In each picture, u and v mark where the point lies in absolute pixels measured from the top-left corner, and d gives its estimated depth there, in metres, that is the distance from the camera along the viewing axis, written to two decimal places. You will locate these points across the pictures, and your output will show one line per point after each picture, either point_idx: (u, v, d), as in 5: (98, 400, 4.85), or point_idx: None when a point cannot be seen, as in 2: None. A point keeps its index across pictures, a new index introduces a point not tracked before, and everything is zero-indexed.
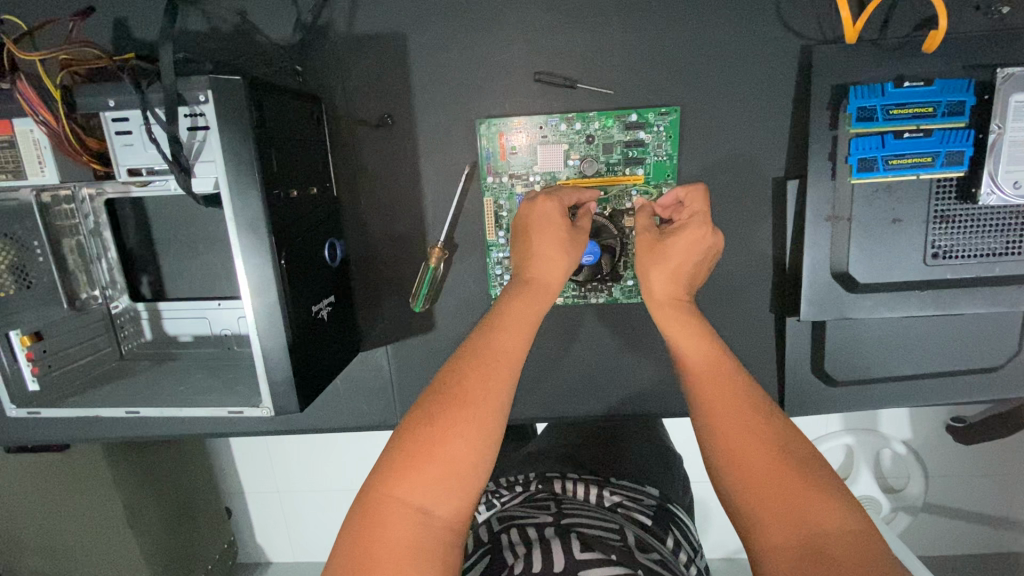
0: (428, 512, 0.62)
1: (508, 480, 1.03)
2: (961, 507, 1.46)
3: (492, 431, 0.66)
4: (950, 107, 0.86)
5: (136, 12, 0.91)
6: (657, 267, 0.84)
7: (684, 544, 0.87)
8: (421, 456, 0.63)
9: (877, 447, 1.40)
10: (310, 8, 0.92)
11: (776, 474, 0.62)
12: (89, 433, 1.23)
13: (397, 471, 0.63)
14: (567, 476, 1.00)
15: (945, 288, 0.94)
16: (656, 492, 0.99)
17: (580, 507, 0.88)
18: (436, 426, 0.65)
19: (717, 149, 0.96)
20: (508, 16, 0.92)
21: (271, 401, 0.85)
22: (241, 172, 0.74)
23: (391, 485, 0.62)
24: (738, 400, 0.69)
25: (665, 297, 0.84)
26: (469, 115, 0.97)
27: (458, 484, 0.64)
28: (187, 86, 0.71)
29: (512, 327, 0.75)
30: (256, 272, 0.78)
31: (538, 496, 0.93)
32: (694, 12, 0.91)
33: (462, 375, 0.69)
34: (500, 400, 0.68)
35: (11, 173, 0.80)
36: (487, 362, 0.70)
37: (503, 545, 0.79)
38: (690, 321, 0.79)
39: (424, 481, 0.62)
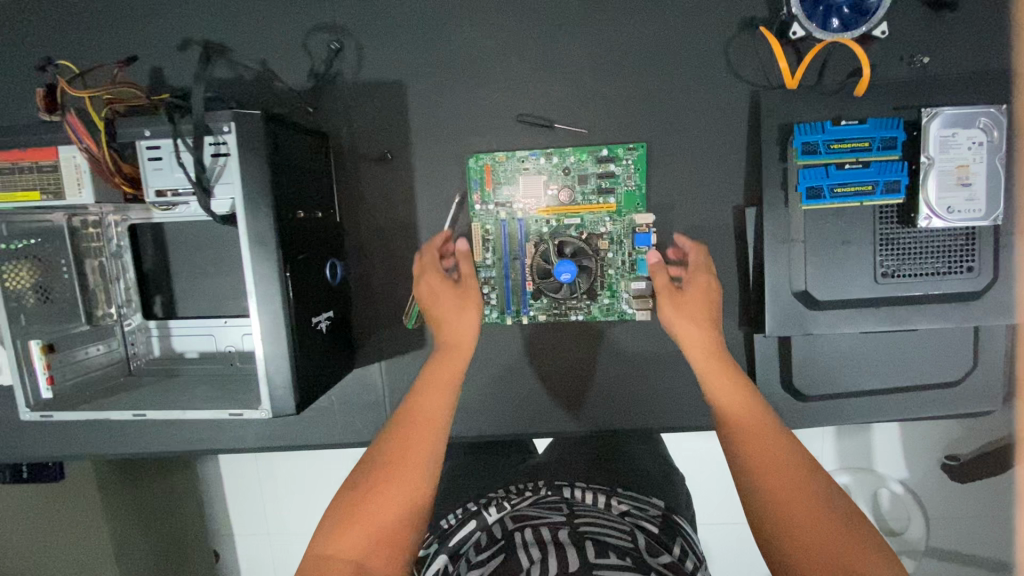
0: (363, 567, 0.69)
1: (518, 487, 1.06)
2: (963, 552, 1.47)
3: (419, 486, 0.76)
4: (884, 142, 0.97)
5: (172, 63, 1.05)
6: (683, 322, 0.93)
7: (691, 552, 0.90)
8: (352, 516, 0.72)
9: (874, 486, 1.46)
10: (322, 59, 1.06)
11: (814, 523, 0.66)
12: (89, 447, 1.29)
13: (334, 533, 0.72)
14: (576, 484, 1.04)
15: (894, 304, 1.02)
16: (662, 504, 1.04)
17: (592, 512, 0.92)
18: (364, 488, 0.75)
19: (681, 181, 1.07)
20: (492, 66, 1.06)
21: (270, 403, 0.90)
22: (257, 193, 0.84)
23: (327, 545, 0.71)
24: (782, 461, 0.72)
25: (707, 346, 0.90)
26: (458, 151, 1.09)
27: (388, 536, 0.71)
28: (213, 118, 0.82)
29: (435, 392, 0.86)
30: (263, 282, 0.87)
31: (547, 500, 0.98)
32: (655, 62, 1.04)
33: (388, 441, 0.80)
34: (424, 455, 0.78)
35: (52, 194, 0.89)
36: (409, 425, 0.81)
37: (516, 544, 0.82)
38: (731, 370, 0.86)
39: (356, 537, 0.71)
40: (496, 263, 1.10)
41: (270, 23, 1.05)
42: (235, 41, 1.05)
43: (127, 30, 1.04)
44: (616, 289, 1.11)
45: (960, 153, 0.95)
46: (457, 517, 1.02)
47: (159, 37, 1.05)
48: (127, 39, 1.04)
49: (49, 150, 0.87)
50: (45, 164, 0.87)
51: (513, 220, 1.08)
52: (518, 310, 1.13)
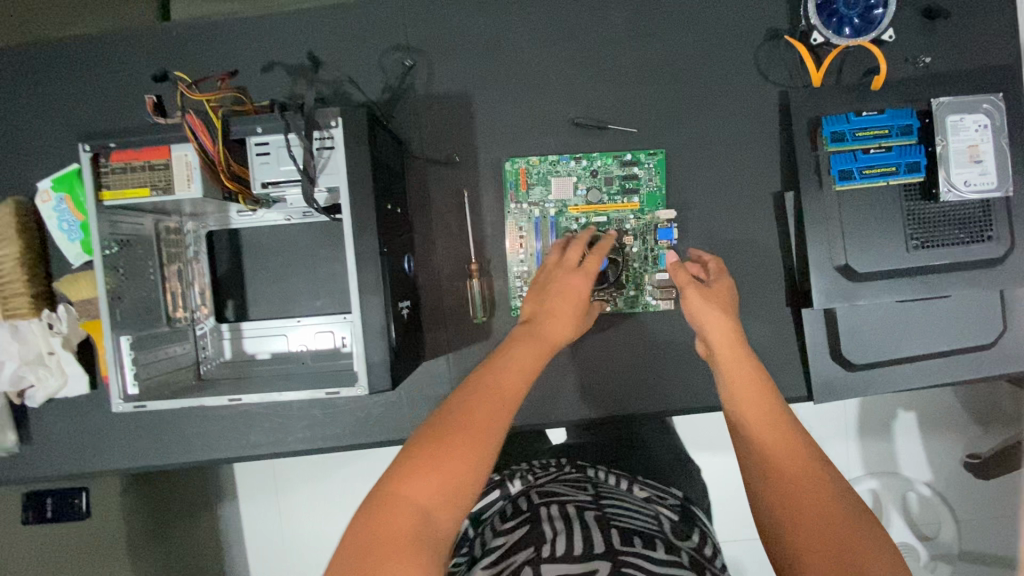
0: (428, 515, 0.67)
1: (542, 464, 1.18)
2: (989, 551, 1.59)
3: (492, 455, 0.73)
4: (901, 129, 1.10)
5: (259, 82, 1.16)
6: (705, 313, 0.98)
7: (704, 538, 0.98)
8: (428, 464, 0.70)
9: (903, 490, 1.58)
10: (396, 74, 1.17)
11: (820, 510, 0.69)
12: (137, 460, 1.26)
13: (406, 475, 0.69)
14: (600, 468, 1.14)
15: (928, 272, 1.12)
16: (680, 495, 1.10)
17: (614, 493, 1.02)
18: (444, 438, 0.72)
19: (723, 171, 1.18)
20: (549, 77, 1.18)
21: (366, 379, 0.94)
22: (360, 179, 0.92)
23: (400, 485, 0.68)
24: (793, 447, 0.77)
25: (723, 338, 0.96)
26: (519, 153, 1.19)
27: (458, 493, 0.70)
28: (322, 115, 0.91)
29: (514, 370, 0.85)
30: (362, 262, 0.92)
31: (572, 479, 1.08)
32: (694, 69, 1.17)
33: (470, 401, 0.78)
34: (503, 429, 0.76)
35: (161, 190, 0.95)
36: (493, 395, 0.79)
37: (542, 517, 0.90)
38: (748, 363, 0.92)
39: (429, 485, 0.68)
40: (528, 258, 1.18)
41: (349, 45, 1.17)
42: (317, 61, 1.17)
43: (220, 56, 1.16)
44: (641, 282, 1.19)
45: (969, 135, 1.09)
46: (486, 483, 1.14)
47: (248, 61, 1.16)
48: (222, 63, 1.16)
49: (163, 149, 0.94)
50: (159, 163, 0.95)
51: (546, 216, 1.18)
52: None
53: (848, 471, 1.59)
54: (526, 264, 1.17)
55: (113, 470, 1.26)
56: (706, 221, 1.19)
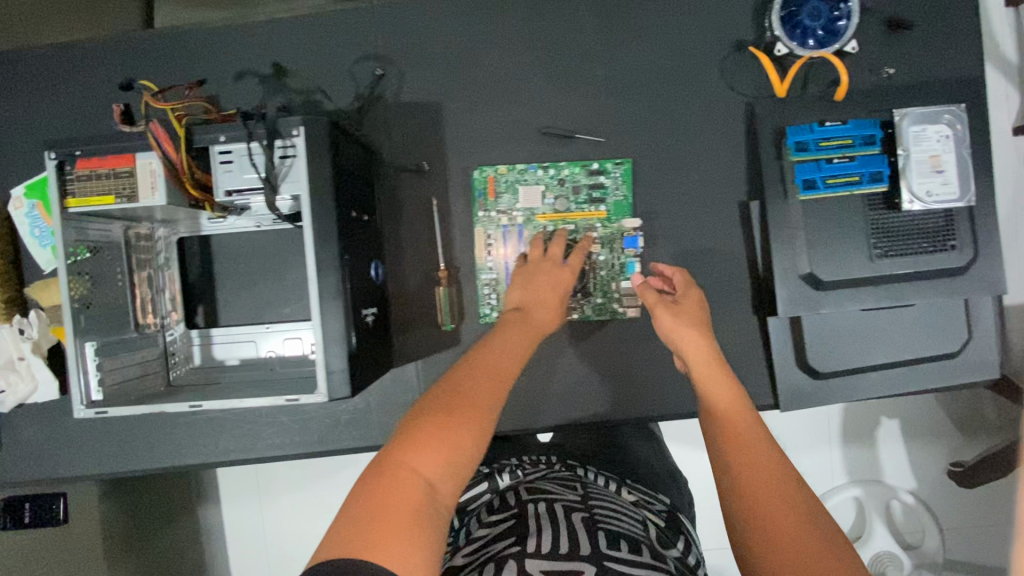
0: (432, 488, 0.72)
1: (532, 458, 1.15)
2: (965, 560, 1.59)
3: (488, 436, 0.80)
4: (865, 140, 1.12)
5: (230, 90, 1.18)
6: (680, 329, 0.98)
7: (693, 548, 0.97)
8: (435, 439, 0.75)
9: (886, 498, 1.56)
10: (366, 83, 1.18)
11: (790, 521, 0.71)
12: (109, 465, 1.27)
13: (414, 448, 0.74)
14: (589, 467, 1.11)
15: (891, 281, 1.12)
16: (668, 501, 1.09)
17: (605, 495, 0.97)
18: (449, 415, 0.79)
19: (690, 180, 1.19)
20: (518, 86, 1.19)
21: (326, 386, 0.94)
22: (321, 187, 0.93)
23: (408, 457, 0.73)
24: (773, 458, 0.78)
25: (701, 354, 0.95)
26: (488, 161, 1.20)
27: (459, 469, 0.76)
28: (284, 123, 0.92)
29: (509, 355, 0.92)
30: (321, 269, 0.93)
31: (563, 476, 1.04)
32: (662, 78, 1.18)
33: (472, 380, 0.85)
34: (497, 411, 0.83)
35: (125, 198, 0.96)
36: (494, 376, 0.87)
37: (528, 513, 0.88)
38: (727, 380, 0.91)
39: (435, 459, 0.74)
40: (497, 266, 1.19)
41: (320, 54, 1.18)
42: (288, 70, 1.18)
43: (192, 64, 1.18)
44: (608, 290, 1.19)
45: (931, 145, 1.10)
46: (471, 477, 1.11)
47: (220, 69, 1.18)
48: (194, 71, 1.17)
49: (127, 156, 0.95)
50: (122, 171, 0.95)
51: (514, 225, 1.19)
52: None
53: (831, 479, 1.59)
54: (494, 272, 1.18)
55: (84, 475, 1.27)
56: (673, 230, 1.19)
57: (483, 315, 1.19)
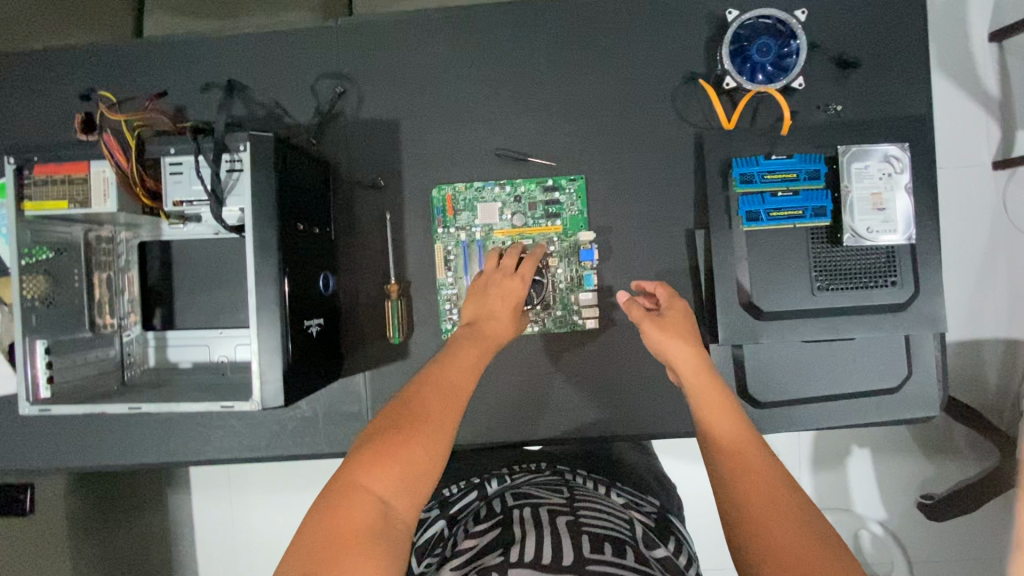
0: (386, 503, 0.74)
1: (523, 466, 1.17)
2: None
3: (444, 449, 0.81)
4: (810, 174, 1.14)
5: (195, 102, 1.22)
6: (671, 344, 0.99)
7: (686, 548, 0.99)
8: (388, 454, 0.77)
9: (855, 527, 1.58)
10: (327, 100, 1.22)
11: (790, 536, 0.70)
12: (64, 459, 1.31)
13: (367, 465, 0.76)
14: (579, 473, 1.14)
15: (832, 314, 1.14)
16: (658, 504, 1.12)
17: (594, 498, 1.00)
18: (402, 431, 0.80)
19: (639, 207, 1.21)
20: (474, 108, 1.22)
21: (260, 394, 0.97)
22: (263, 201, 0.96)
23: (360, 475, 0.75)
24: (772, 474, 0.77)
25: (693, 368, 0.96)
26: (442, 180, 1.23)
27: (412, 483, 0.77)
28: (232, 139, 0.96)
29: (465, 369, 0.94)
30: (261, 281, 0.96)
31: (552, 481, 1.08)
32: (614, 107, 1.21)
33: (423, 397, 0.86)
34: (452, 423, 0.84)
35: (79, 204, 1.00)
36: (448, 391, 0.88)
37: (513, 518, 0.91)
38: (722, 392, 0.91)
39: (387, 476, 0.76)
40: (457, 281, 1.21)
41: (284, 70, 1.22)
42: (252, 84, 1.22)
43: (161, 75, 1.22)
44: (568, 302, 1.21)
45: (872, 182, 1.12)
46: (458, 487, 1.14)
47: (187, 81, 1.22)
48: (162, 83, 1.22)
49: (82, 164, 0.99)
50: (77, 178, 0.99)
51: (472, 241, 1.21)
52: None
53: None
54: (455, 287, 1.20)
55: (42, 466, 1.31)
56: (621, 254, 1.21)
57: (444, 331, 1.21)
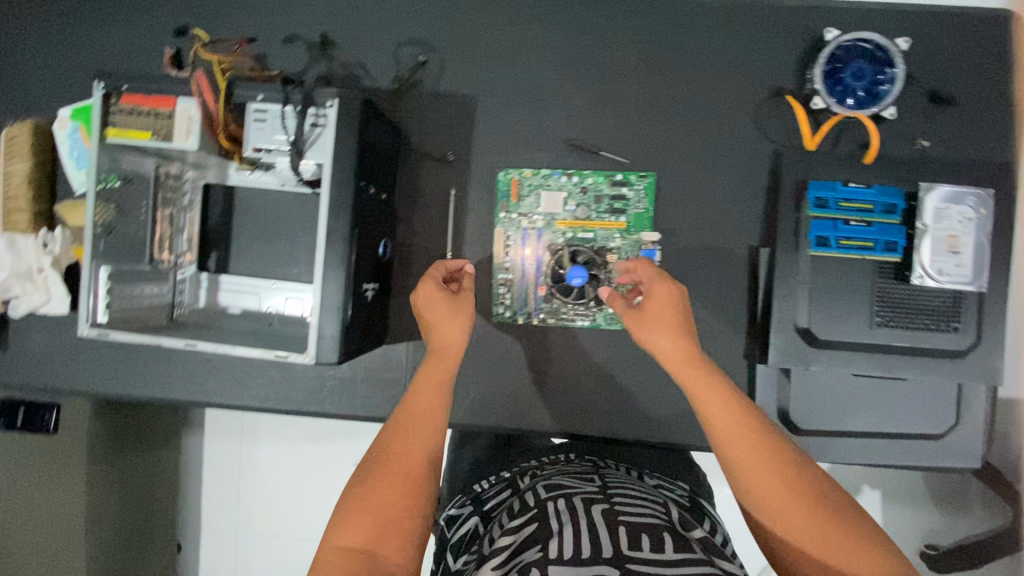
0: (372, 552, 0.74)
1: (551, 456, 1.15)
2: None
3: (420, 480, 0.82)
4: (886, 207, 1.12)
5: (277, 52, 1.22)
6: (653, 339, 0.93)
7: (722, 528, 1.03)
8: (359, 507, 0.77)
9: None
10: (408, 67, 1.22)
11: (805, 523, 0.73)
12: (99, 385, 1.33)
13: (340, 522, 0.76)
14: (608, 460, 1.12)
15: (888, 351, 1.12)
16: (688, 487, 1.13)
17: (627, 485, 0.99)
18: (368, 479, 0.80)
19: (705, 217, 1.19)
20: (553, 95, 1.21)
21: (315, 350, 0.98)
22: (343, 160, 0.96)
23: (334, 536, 0.75)
24: (770, 468, 0.77)
25: (676, 357, 0.90)
26: (512, 163, 1.22)
27: (392, 523, 0.77)
28: (320, 93, 0.96)
29: (427, 391, 0.93)
30: (331, 239, 0.97)
31: (584, 470, 1.05)
32: (694, 113, 1.19)
33: (389, 438, 0.86)
34: (421, 453, 0.85)
35: (161, 137, 1.01)
36: (409, 423, 0.88)
37: (548, 511, 0.88)
38: (712, 379, 0.86)
39: (362, 528, 0.75)
40: (513, 266, 1.21)
41: (370, 32, 1.22)
42: (336, 42, 1.22)
43: (249, 21, 1.22)
44: None
45: (951, 225, 1.09)
46: (489, 481, 1.12)
47: (272, 30, 1.22)
48: (249, 28, 1.22)
49: (169, 99, 1.00)
50: (163, 112, 1.00)
51: (533, 228, 1.20)
52: (529, 311, 1.22)
53: None
54: (510, 272, 1.21)
55: (76, 387, 1.33)
56: (681, 260, 1.20)
57: (495, 315, 1.21)
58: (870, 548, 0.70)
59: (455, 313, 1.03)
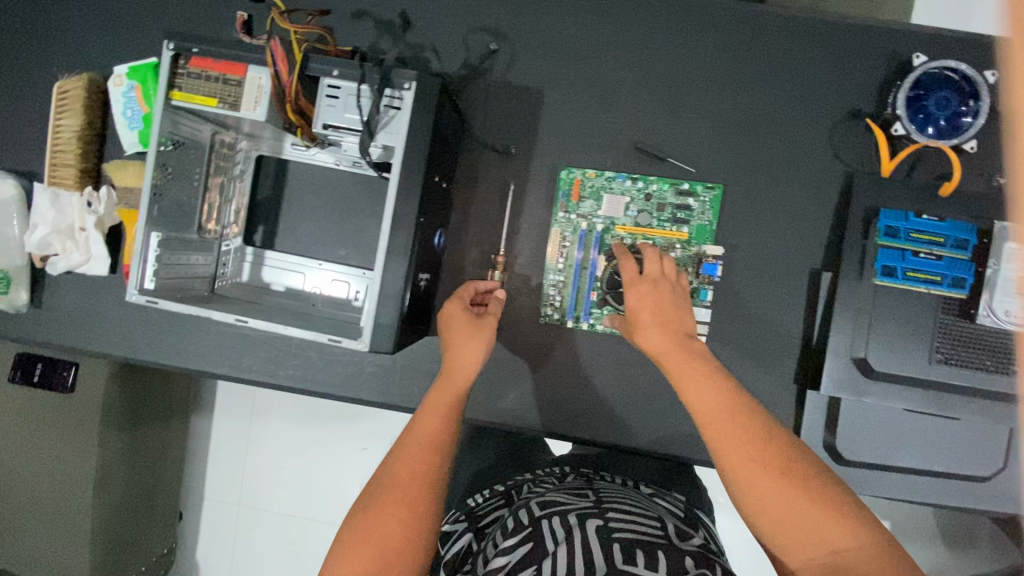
0: None
1: (544, 472, 1.19)
2: None
3: (422, 508, 0.83)
4: (957, 241, 1.08)
5: (345, 27, 1.19)
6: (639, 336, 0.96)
7: (712, 536, 1.04)
8: (360, 540, 0.80)
9: None
10: (478, 54, 1.18)
11: (792, 508, 0.78)
12: (126, 350, 1.29)
13: (341, 555, 0.80)
14: (600, 473, 1.15)
15: (945, 388, 1.09)
16: (684, 496, 1.16)
17: (620, 499, 1.02)
18: (369, 512, 0.82)
19: (768, 235, 1.17)
20: (625, 96, 1.18)
21: (369, 338, 0.96)
22: (416, 146, 0.93)
23: (336, 568, 0.79)
24: (756, 458, 0.81)
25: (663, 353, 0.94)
26: (576, 162, 1.19)
27: (393, 555, 0.80)
28: (399, 75, 0.92)
29: (433, 411, 0.93)
30: (396, 225, 0.94)
31: (577, 485, 1.09)
32: (767, 128, 1.16)
33: (393, 463, 0.87)
34: (425, 480, 0.85)
35: (228, 105, 0.98)
36: (412, 446, 0.88)
37: (543, 532, 0.90)
38: (699, 374, 0.89)
39: (363, 562, 0.78)
40: (566, 268, 1.18)
41: (441, 14, 1.18)
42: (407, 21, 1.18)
43: None
44: None
45: None
46: (483, 495, 1.17)
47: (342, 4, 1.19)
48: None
49: (239, 66, 0.97)
50: (232, 79, 0.97)
51: (591, 231, 1.17)
52: (578, 316, 1.19)
53: None
54: (562, 274, 1.18)
55: (100, 350, 1.29)
56: (739, 277, 1.17)
57: (543, 317, 1.19)
58: (852, 529, 0.76)
59: (473, 338, 1.00)
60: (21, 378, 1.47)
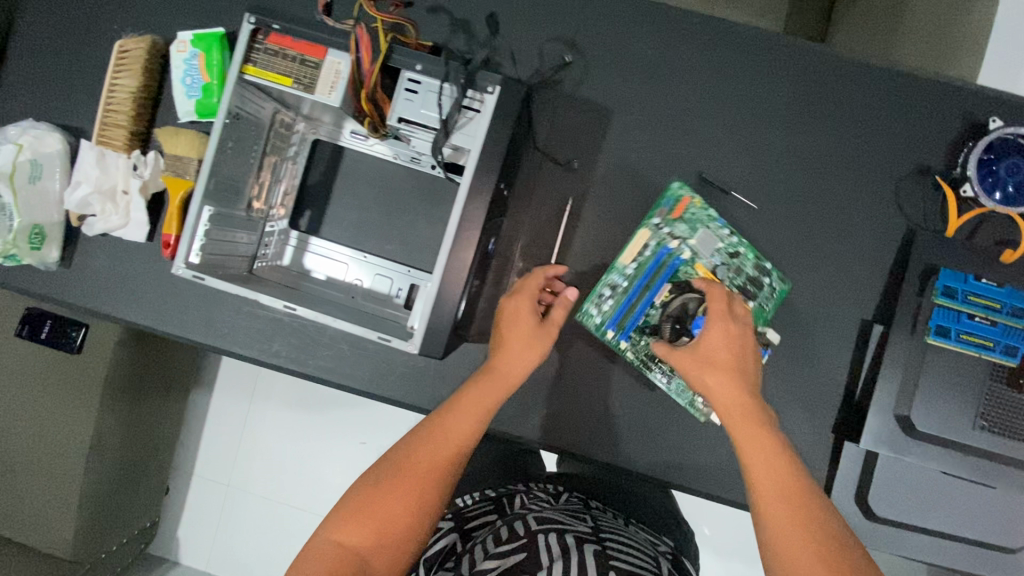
0: (365, 560, 0.81)
1: (543, 486, 1.23)
2: None
3: (427, 498, 0.86)
4: (1013, 309, 1.08)
5: (421, 22, 1.17)
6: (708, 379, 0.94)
7: None
8: (364, 511, 0.84)
9: None
10: (551, 65, 1.17)
11: None
12: (147, 318, 1.25)
13: (342, 519, 0.84)
14: (593, 503, 1.18)
15: (986, 456, 1.08)
16: (672, 545, 1.16)
17: (614, 531, 1.02)
18: (379, 486, 0.86)
19: (821, 281, 1.16)
20: (694, 125, 1.17)
21: (421, 343, 0.94)
22: (492, 150, 0.91)
23: (333, 531, 0.83)
24: (800, 528, 0.81)
25: (728, 401, 0.93)
26: (637, 184, 1.17)
27: (387, 535, 0.83)
28: (483, 77, 0.91)
29: (468, 410, 0.94)
30: (461, 228, 0.91)
31: (573, 509, 1.09)
32: (833, 172, 1.15)
33: (414, 446, 0.90)
34: (438, 475, 0.88)
35: (302, 86, 0.95)
36: (438, 436, 0.91)
37: (540, 544, 0.89)
38: (763, 431, 0.89)
39: (361, 531, 0.82)
40: (632, 276, 1.12)
41: (519, 20, 1.17)
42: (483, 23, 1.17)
43: None
44: None
45: None
46: (473, 498, 1.19)
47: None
48: None
49: (320, 49, 0.95)
50: (310, 60, 0.95)
51: (675, 252, 1.11)
52: (620, 329, 1.11)
53: None
54: (626, 278, 1.12)
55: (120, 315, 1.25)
56: (788, 319, 1.16)
57: (585, 307, 1.12)
58: None
59: (531, 346, 1.02)
60: (29, 333, 1.42)
